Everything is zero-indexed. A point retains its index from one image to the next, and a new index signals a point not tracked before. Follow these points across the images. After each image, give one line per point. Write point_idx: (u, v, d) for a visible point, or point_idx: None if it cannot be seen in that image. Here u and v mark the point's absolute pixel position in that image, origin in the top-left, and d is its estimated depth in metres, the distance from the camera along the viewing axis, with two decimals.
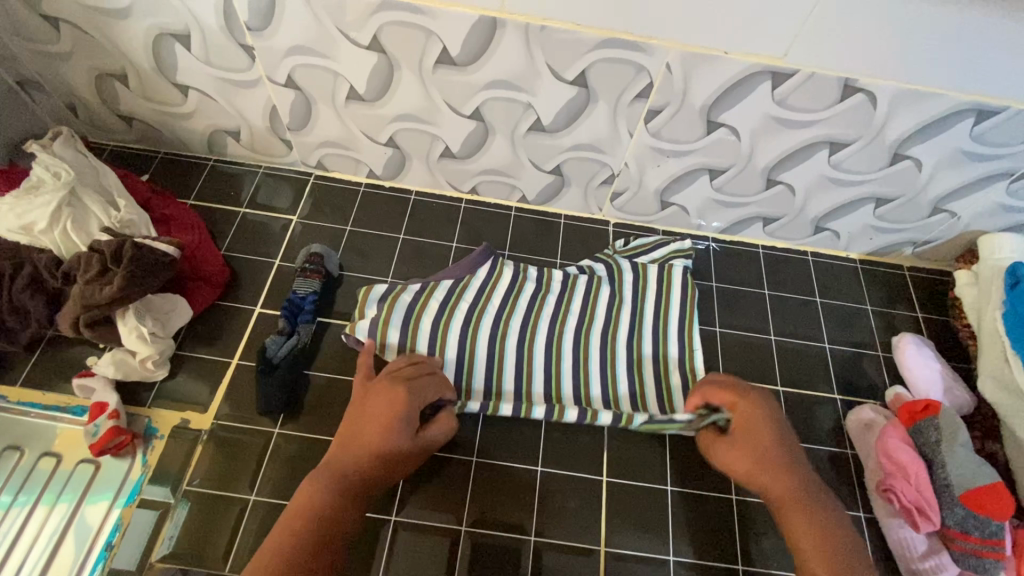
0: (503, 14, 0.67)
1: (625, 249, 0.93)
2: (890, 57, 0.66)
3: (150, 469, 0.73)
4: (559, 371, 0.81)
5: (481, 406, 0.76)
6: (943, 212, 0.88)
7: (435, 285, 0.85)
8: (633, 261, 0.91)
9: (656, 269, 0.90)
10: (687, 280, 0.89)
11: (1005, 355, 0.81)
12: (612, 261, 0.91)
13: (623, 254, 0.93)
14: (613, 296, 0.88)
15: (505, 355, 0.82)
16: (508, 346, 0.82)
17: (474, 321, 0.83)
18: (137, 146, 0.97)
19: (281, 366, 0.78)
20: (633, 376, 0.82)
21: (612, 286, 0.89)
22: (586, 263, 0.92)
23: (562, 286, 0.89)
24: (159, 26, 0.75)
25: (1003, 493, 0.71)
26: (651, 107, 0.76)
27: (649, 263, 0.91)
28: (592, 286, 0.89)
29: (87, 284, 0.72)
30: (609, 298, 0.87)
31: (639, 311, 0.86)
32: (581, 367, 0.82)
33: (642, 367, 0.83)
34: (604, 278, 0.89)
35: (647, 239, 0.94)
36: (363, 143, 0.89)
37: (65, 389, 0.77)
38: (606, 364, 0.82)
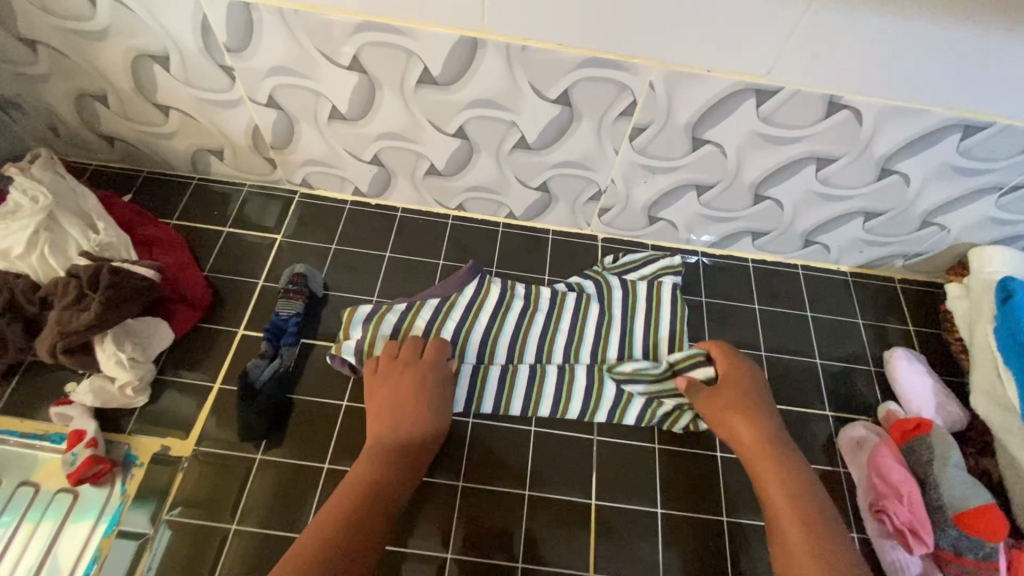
0: (484, 35, 0.67)
1: (614, 265, 0.93)
2: (874, 73, 0.66)
3: (129, 498, 0.72)
4: (540, 394, 0.81)
5: (465, 405, 0.81)
6: (933, 225, 0.87)
7: (421, 304, 0.84)
8: (622, 278, 0.91)
9: (645, 286, 0.90)
10: (676, 296, 0.89)
11: (998, 371, 0.80)
12: (600, 278, 0.91)
13: (612, 271, 0.92)
14: (604, 315, 0.87)
15: (486, 380, 0.81)
16: (491, 371, 0.81)
17: (462, 340, 0.83)
18: (120, 165, 0.95)
19: (265, 390, 0.77)
20: (617, 401, 0.81)
21: (601, 303, 0.88)
22: (574, 280, 0.91)
23: (550, 304, 0.88)
24: (137, 47, 0.74)
25: (996, 513, 0.70)
26: (636, 125, 0.75)
27: (637, 280, 0.91)
28: (580, 304, 0.88)
29: (64, 310, 0.72)
30: (600, 316, 0.87)
31: (628, 329, 0.86)
32: (567, 395, 0.81)
33: (630, 398, 0.81)
34: (593, 295, 0.89)
35: (636, 254, 0.94)
36: (347, 161, 0.88)
37: (43, 416, 0.76)
38: (593, 381, 0.82)
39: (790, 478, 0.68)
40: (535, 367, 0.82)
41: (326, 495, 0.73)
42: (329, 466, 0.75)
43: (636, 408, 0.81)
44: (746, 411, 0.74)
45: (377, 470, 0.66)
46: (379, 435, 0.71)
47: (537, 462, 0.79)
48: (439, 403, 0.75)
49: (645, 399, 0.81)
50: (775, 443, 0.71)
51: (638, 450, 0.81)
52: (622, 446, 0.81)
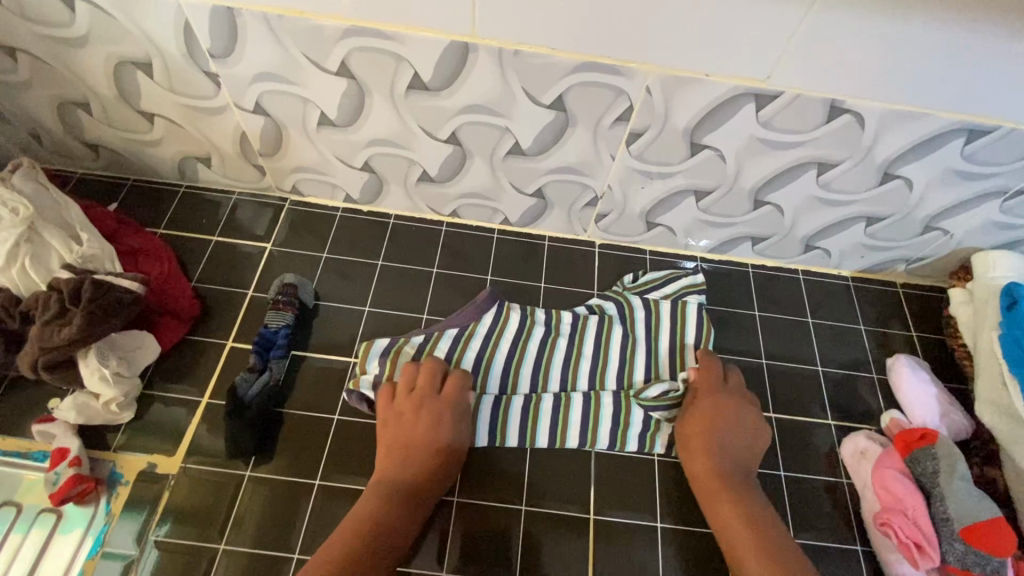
0: (475, 39, 0.65)
1: (635, 285, 0.91)
2: (877, 77, 0.64)
3: (114, 517, 0.70)
4: (565, 423, 0.79)
5: (489, 438, 0.78)
6: (937, 229, 0.85)
7: (439, 335, 0.82)
8: (644, 298, 0.89)
9: (668, 305, 0.88)
10: (702, 315, 0.87)
11: (1003, 379, 0.79)
12: (622, 299, 0.89)
13: (633, 291, 0.90)
14: (626, 337, 0.85)
15: (510, 412, 0.79)
16: (513, 403, 0.80)
17: (482, 368, 0.82)
18: (106, 173, 0.93)
19: (253, 406, 0.75)
20: (647, 429, 0.80)
21: (624, 325, 0.86)
22: (596, 303, 0.89)
23: (572, 328, 0.86)
24: (119, 54, 0.72)
25: (1002, 527, 0.69)
26: (632, 130, 0.73)
27: (661, 299, 0.89)
28: (603, 328, 0.86)
29: (46, 325, 0.70)
30: (621, 338, 0.85)
31: (631, 343, 0.85)
32: (564, 418, 0.79)
33: (657, 423, 0.80)
34: (615, 318, 0.87)
35: (657, 273, 0.92)
36: (338, 168, 0.86)
37: (25, 433, 0.74)
38: (620, 408, 0.80)
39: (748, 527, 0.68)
40: (559, 396, 0.80)
41: (318, 512, 0.71)
42: (320, 482, 0.73)
43: (635, 422, 0.79)
44: (710, 443, 0.74)
45: (384, 508, 0.67)
46: (388, 470, 0.71)
47: (534, 476, 0.77)
48: (455, 442, 0.74)
49: (671, 429, 0.80)
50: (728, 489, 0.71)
51: (637, 462, 0.79)
52: (620, 458, 0.79)
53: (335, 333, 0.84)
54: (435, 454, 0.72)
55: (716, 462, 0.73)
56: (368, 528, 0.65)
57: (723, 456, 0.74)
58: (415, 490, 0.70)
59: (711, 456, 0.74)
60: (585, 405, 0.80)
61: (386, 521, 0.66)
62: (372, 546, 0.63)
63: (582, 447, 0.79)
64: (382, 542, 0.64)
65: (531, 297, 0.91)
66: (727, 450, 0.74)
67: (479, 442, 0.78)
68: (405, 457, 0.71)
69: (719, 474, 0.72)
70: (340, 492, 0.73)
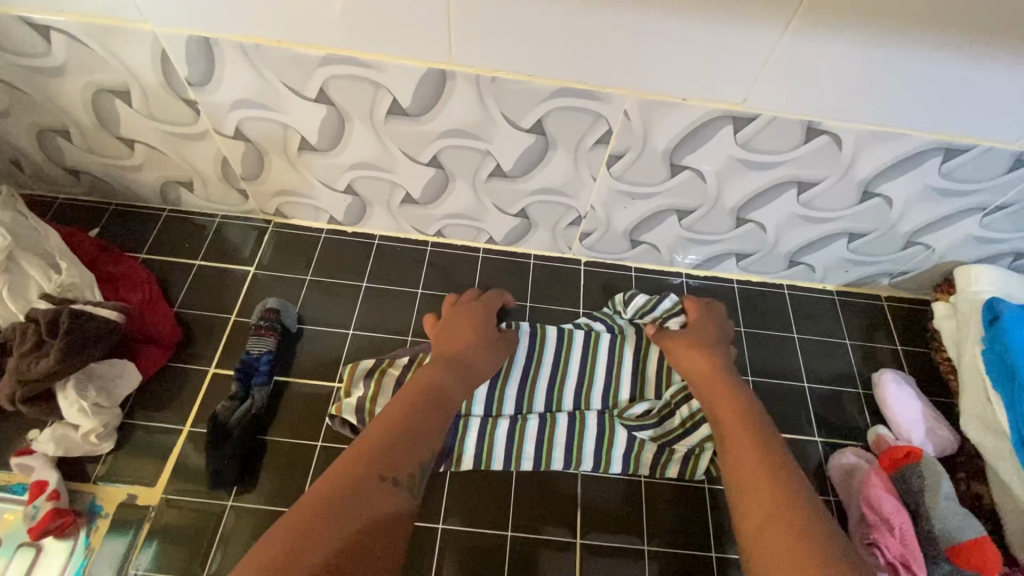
0: (452, 66, 0.65)
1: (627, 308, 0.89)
2: (852, 100, 0.64)
3: (94, 551, 0.69)
4: (551, 444, 0.79)
5: (474, 459, 0.78)
6: (918, 244, 0.86)
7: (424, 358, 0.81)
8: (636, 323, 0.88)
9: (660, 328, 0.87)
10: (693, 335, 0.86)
11: (987, 395, 0.79)
12: (613, 320, 0.89)
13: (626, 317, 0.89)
14: (614, 354, 0.86)
15: (495, 435, 0.78)
16: (499, 425, 0.79)
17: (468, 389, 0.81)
18: (87, 199, 0.93)
19: (236, 431, 0.74)
20: (631, 450, 0.79)
21: (613, 342, 0.87)
22: (585, 320, 0.89)
23: (558, 345, 0.86)
24: (97, 82, 0.72)
25: (991, 548, 0.68)
26: (612, 152, 0.74)
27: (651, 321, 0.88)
28: (589, 347, 0.86)
29: (22, 357, 0.69)
30: (608, 355, 0.85)
31: (618, 360, 0.85)
32: (548, 440, 0.79)
33: (642, 443, 0.79)
34: (604, 334, 0.87)
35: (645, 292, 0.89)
36: (321, 191, 0.86)
37: (3, 466, 0.73)
38: (604, 428, 0.80)
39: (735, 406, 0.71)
40: (544, 417, 0.80)
41: None
42: None
43: (620, 442, 0.79)
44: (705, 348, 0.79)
45: (429, 382, 0.70)
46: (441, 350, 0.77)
47: (520, 499, 0.77)
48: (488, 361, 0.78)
49: (658, 449, 0.79)
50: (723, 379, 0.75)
51: (624, 483, 0.79)
52: (607, 479, 0.79)
53: (319, 357, 0.84)
54: (475, 347, 0.78)
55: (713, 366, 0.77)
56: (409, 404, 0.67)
57: (718, 359, 0.78)
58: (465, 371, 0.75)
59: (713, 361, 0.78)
60: (569, 425, 0.80)
61: (438, 388, 0.70)
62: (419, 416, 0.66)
63: (567, 469, 0.79)
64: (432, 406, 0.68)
65: (517, 316, 0.91)
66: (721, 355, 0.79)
67: (462, 466, 0.77)
68: (456, 343, 0.78)
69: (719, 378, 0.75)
70: None
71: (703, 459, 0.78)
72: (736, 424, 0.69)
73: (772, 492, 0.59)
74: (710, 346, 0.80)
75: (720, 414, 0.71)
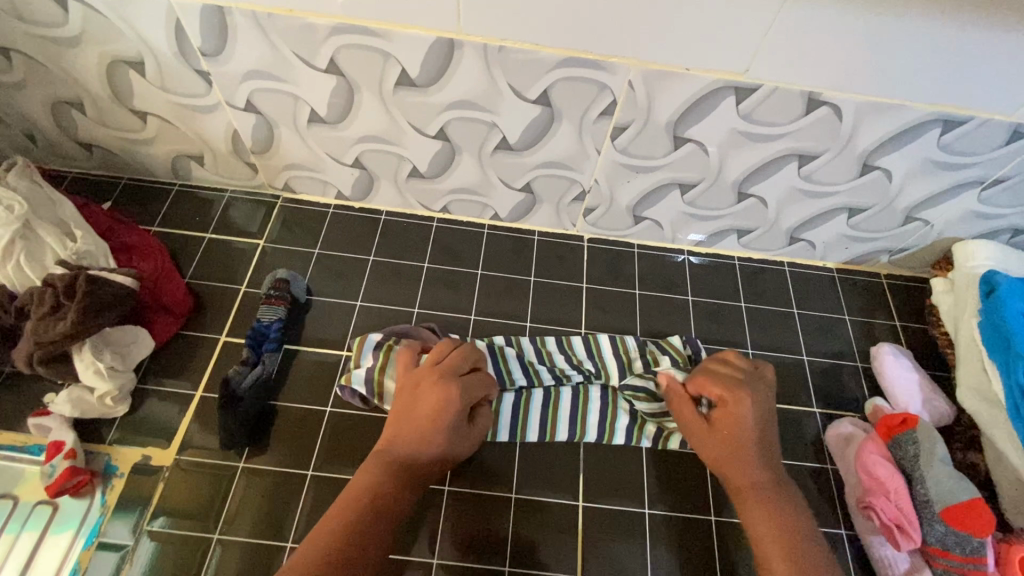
0: (460, 36, 0.66)
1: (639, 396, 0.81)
2: (852, 70, 0.66)
3: (109, 509, 0.71)
4: (556, 417, 0.81)
5: None
6: (917, 220, 0.87)
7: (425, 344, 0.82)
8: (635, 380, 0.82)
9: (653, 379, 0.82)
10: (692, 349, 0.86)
11: (983, 364, 0.81)
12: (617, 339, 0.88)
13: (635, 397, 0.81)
14: (614, 343, 0.87)
15: (500, 408, 0.80)
16: (504, 399, 0.81)
17: None
18: (99, 173, 0.95)
19: (247, 397, 0.75)
20: (632, 425, 0.81)
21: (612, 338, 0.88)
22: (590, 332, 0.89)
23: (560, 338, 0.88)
24: (112, 53, 0.73)
25: (982, 509, 0.70)
26: (617, 124, 0.75)
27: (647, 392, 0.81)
28: (591, 340, 0.87)
29: (40, 321, 0.71)
30: (612, 347, 0.87)
31: (619, 347, 0.87)
32: (552, 414, 0.81)
33: (643, 423, 0.81)
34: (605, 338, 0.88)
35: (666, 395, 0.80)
36: (330, 166, 0.88)
37: (21, 428, 0.75)
38: (607, 401, 0.82)
39: (783, 530, 0.64)
40: (549, 390, 0.82)
41: (312, 502, 0.72)
42: (313, 473, 0.74)
43: (621, 416, 0.81)
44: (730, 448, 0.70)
45: (384, 487, 0.63)
46: (392, 443, 0.67)
47: (524, 465, 0.79)
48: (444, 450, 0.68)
49: (656, 431, 0.81)
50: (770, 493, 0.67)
51: (626, 452, 0.80)
52: (610, 448, 0.81)
53: (327, 328, 0.85)
54: (440, 438, 0.68)
55: (749, 457, 0.69)
56: (356, 518, 0.59)
57: (762, 452, 0.69)
58: (417, 469, 0.66)
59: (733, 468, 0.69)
60: (572, 398, 0.82)
61: (390, 494, 0.62)
62: (371, 532, 0.59)
63: (571, 440, 0.80)
64: (382, 521, 0.60)
65: (521, 290, 0.93)
66: (760, 458, 0.69)
67: None
68: (411, 433, 0.67)
69: (759, 480, 0.68)
70: (332, 483, 0.74)
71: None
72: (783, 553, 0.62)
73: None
74: (746, 443, 0.69)
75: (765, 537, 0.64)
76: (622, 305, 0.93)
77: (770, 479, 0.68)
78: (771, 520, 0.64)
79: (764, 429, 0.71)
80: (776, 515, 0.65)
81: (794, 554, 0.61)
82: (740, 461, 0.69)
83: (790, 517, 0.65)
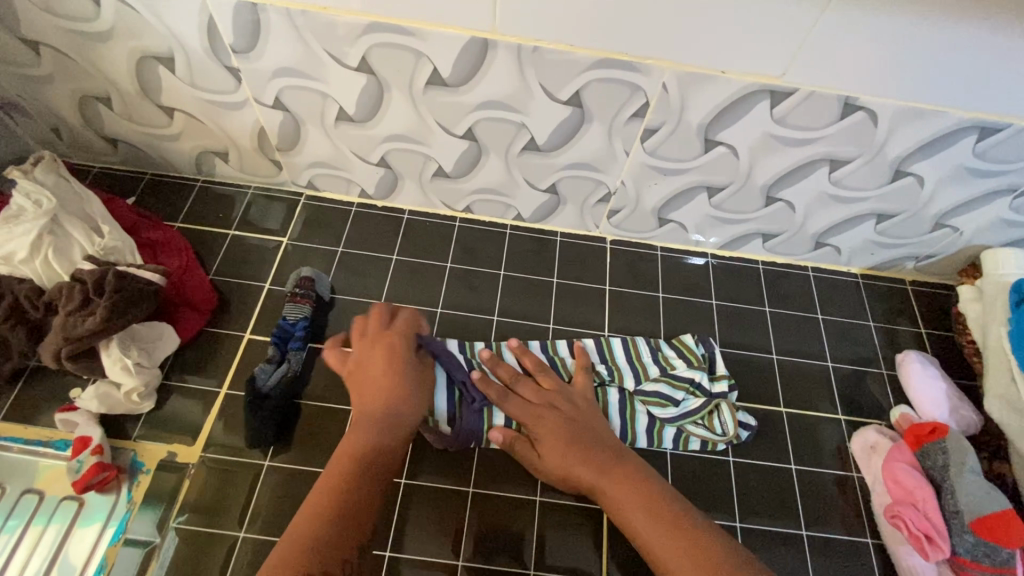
0: (495, 35, 0.66)
1: (660, 402, 0.79)
2: (891, 75, 0.65)
3: (136, 505, 0.71)
4: None
5: None
6: (945, 227, 0.86)
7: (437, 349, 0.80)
8: (653, 384, 0.80)
9: (671, 377, 0.81)
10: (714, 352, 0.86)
11: (1011, 373, 0.80)
12: (628, 338, 0.87)
13: (654, 402, 0.79)
14: (626, 344, 0.86)
15: None
16: None
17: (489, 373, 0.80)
18: (124, 168, 0.95)
19: (272, 395, 0.75)
20: (652, 427, 0.80)
21: (624, 338, 0.87)
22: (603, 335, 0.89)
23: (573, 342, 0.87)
24: (142, 48, 0.73)
25: (1014, 520, 0.69)
26: (647, 126, 0.74)
27: (672, 399, 0.79)
28: (603, 341, 0.86)
29: (69, 316, 0.71)
30: (625, 351, 0.85)
31: (632, 347, 0.86)
32: None
33: (662, 427, 0.80)
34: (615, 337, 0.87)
35: (692, 402, 0.80)
36: (354, 163, 0.87)
37: (48, 423, 0.75)
38: (625, 405, 0.80)
39: (644, 489, 0.64)
40: None
41: None
42: None
43: (641, 421, 0.80)
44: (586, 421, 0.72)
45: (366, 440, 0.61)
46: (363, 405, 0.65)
47: None
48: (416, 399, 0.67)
49: (677, 432, 0.80)
50: (615, 459, 0.67)
51: (650, 457, 0.80)
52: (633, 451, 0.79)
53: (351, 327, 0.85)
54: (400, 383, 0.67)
55: (577, 455, 0.67)
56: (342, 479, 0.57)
57: (575, 421, 0.71)
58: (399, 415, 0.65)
59: (585, 458, 0.67)
60: None
61: (375, 447, 0.61)
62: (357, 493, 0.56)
63: None
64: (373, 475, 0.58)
65: (543, 292, 0.92)
66: (590, 440, 0.69)
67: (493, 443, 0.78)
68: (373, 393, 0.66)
69: (565, 427, 0.70)
70: None
71: (718, 439, 0.79)
72: (660, 519, 0.61)
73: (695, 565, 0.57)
74: (569, 432, 0.69)
75: (635, 512, 0.62)
76: (645, 308, 0.92)
77: (606, 456, 0.67)
78: (629, 498, 0.63)
79: (574, 413, 0.72)
80: (629, 484, 0.64)
81: (659, 506, 0.62)
82: (577, 458, 0.67)
83: (640, 481, 0.65)
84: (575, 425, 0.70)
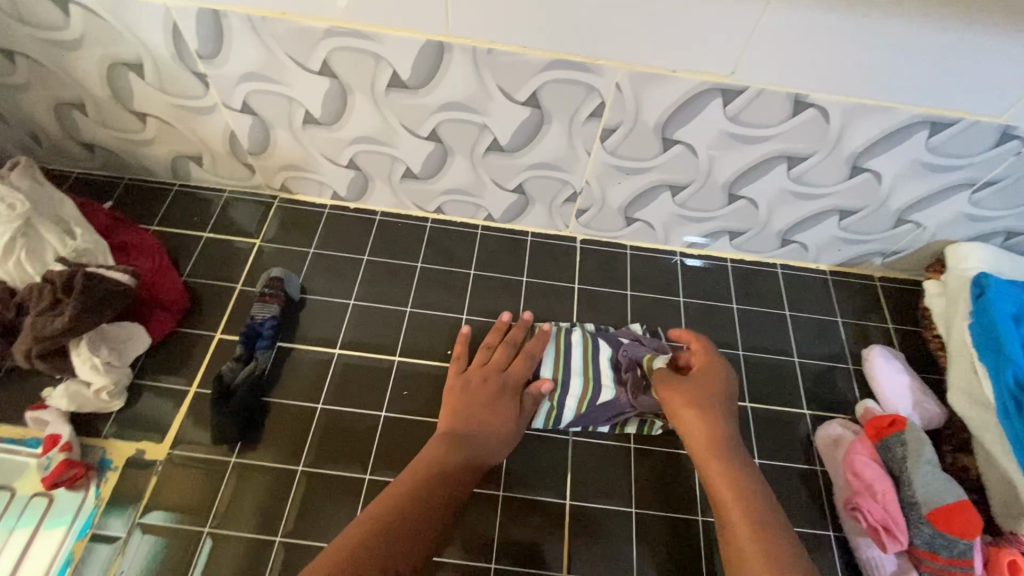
0: (449, 38, 0.67)
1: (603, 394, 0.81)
2: (837, 72, 0.66)
3: (103, 502, 0.72)
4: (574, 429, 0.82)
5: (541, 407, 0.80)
6: (909, 222, 0.87)
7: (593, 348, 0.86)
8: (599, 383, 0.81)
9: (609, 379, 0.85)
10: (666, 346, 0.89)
11: (974, 368, 0.80)
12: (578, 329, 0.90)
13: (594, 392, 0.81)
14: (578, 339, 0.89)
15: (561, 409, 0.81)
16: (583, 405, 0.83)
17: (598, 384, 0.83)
18: (103, 173, 0.97)
19: (238, 393, 0.77)
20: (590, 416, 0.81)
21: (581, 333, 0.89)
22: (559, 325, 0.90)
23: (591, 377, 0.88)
24: (112, 55, 0.75)
25: (969, 510, 0.70)
26: (605, 126, 0.76)
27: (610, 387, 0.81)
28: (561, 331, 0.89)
29: (39, 316, 0.73)
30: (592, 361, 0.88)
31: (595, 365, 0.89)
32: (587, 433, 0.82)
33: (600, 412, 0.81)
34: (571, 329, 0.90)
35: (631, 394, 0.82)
36: (324, 166, 0.89)
37: (19, 420, 0.77)
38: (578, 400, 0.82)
39: (740, 483, 0.64)
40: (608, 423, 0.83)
41: (303, 497, 0.73)
42: (304, 468, 0.75)
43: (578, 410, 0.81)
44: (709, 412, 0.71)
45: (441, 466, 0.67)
46: (452, 425, 0.73)
47: (513, 465, 0.78)
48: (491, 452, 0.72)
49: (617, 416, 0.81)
50: (723, 445, 0.68)
51: (615, 452, 0.80)
52: (595, 446, 0.80)
53: (320, 326, 0.86)
54: (502, 423, 0.74)
55: (693, 425, 0.70)
56: (417, 486, 0.64)
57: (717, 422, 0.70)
58: (477, 455, 0.70)
59: (702, 433, 0.69)
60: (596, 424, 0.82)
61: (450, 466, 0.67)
62: (413, 522, 0.60)
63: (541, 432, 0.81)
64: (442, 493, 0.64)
65: (513, 290, 0.93)
66: (724, 427, 0.70)
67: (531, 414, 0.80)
68: (467, 416, 0.74)
69: (714, 438, 0.68)
70: (323, 478, 0.75)
71: (656, 418, 0.80)
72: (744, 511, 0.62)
73: (771, 556, 0.57)
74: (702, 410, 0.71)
75: (722, 494, 0.64)
76: (613, 306, 0.93)
77: (718, 446, 0.68)
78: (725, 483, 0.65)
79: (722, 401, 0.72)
80: (729, 471, 0.66)
81: (746, 501, 0.63)
82: (700, 444, 0.69)
83: (742, 480, 0.65)
84: (733, 446, 0.68)
